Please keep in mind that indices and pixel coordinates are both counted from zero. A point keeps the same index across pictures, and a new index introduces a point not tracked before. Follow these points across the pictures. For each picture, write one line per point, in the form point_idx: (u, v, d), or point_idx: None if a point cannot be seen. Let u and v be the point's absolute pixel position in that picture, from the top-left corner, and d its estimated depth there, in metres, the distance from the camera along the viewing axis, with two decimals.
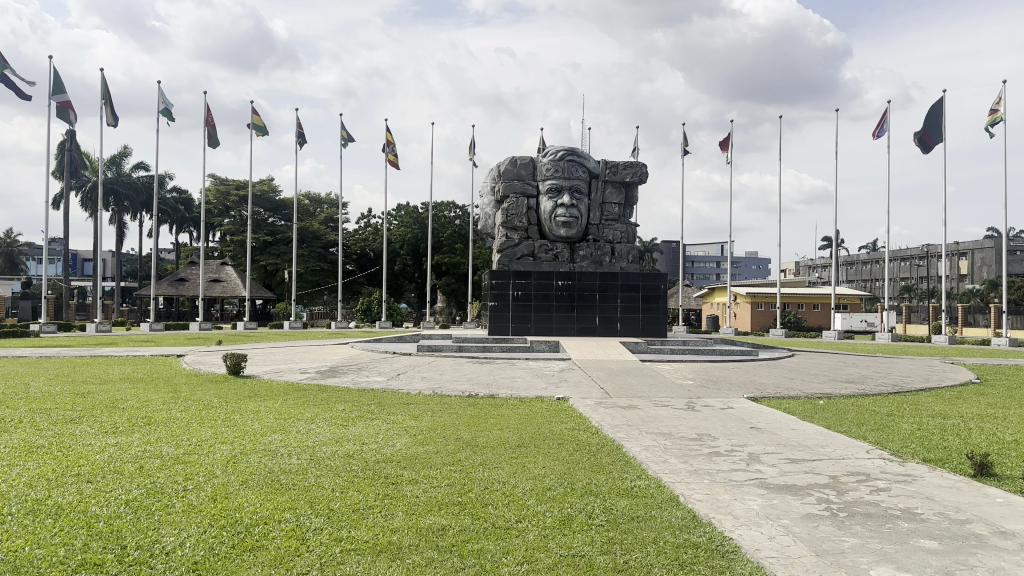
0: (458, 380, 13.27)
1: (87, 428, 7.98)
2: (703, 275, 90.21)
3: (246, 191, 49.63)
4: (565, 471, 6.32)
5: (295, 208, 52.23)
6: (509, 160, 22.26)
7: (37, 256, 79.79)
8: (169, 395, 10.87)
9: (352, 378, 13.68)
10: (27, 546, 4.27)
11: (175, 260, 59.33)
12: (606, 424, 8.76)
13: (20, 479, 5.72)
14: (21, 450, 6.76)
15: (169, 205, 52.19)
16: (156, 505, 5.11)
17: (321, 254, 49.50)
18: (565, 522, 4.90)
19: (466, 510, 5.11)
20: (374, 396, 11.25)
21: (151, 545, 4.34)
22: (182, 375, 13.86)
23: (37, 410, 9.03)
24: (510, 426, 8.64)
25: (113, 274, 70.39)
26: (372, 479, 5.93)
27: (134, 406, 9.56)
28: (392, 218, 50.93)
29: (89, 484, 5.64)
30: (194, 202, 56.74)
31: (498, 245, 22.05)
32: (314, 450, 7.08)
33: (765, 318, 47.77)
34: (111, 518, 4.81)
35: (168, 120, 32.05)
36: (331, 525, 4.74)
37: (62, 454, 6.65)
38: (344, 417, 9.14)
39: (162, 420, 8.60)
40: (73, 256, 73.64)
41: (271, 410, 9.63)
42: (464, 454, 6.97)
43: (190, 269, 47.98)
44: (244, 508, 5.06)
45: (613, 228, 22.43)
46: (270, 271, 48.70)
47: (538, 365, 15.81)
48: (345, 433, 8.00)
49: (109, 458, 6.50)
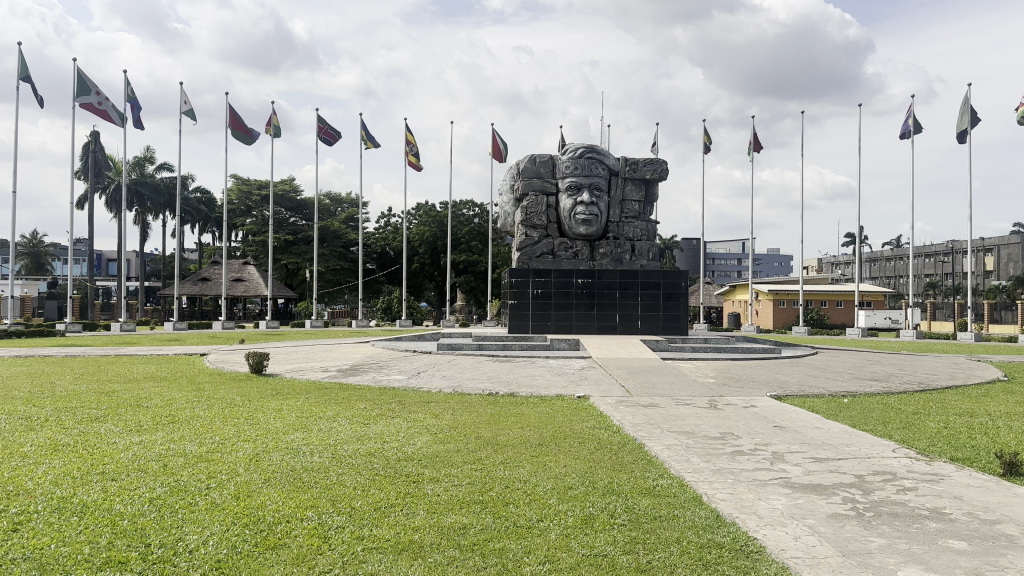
0: (477, 380, 13.21)
1: (112, 427, 8.04)
2: (723, 272, 89.67)
3: (267, 191, 50.11)
4: (587, 470, 6.27)
5: (315, 207, 52.49)
6: (529, 158, 22.18)
7: (62, 255, 80.92)
8: (192, 394, 10.86)
9: (373, 377, 13.68)
10: (53, 544, 4.32)
11: (197, 259, 59.82)
12: (628, 423, 8.69)
13: (46, 477, 5.79)
14: (47, 449, 6.84)
15: (192, 204, 52.62)
16: (180, 503, 5.15)
17: (342, 254, 49.65)
18: (586, 522, 4.87)
19: (487, 510, 5.09)
20: (396, 395, 11.23)
21: (175, 543, 4.36)
22: (204, 374, 13.93)
23: (62, 410, 9.09)
24: (532, 425, 8.58)
25: (137, 274, 71.23)
26: (393, 478, 5.94)
27: (157, 406, 9.59)
28: (412, 216, 51.11)
29: (114, 482, 5.70)
30: (217, 203, 57.29)
31: (518, 244, 22.02)
32: (336, 449, 7.09)
33: (788, 315, 47.20)
34: (135, 516, 4.84)
35: (193, 121, 32.28)
36: (353, 524, 4.75)
37: (87, 453, 6.71)
38: (364, 416, 9.11)
39: (186, 419, 8.65)
40: (98, 256, 74.65)
41: (292, 409, 9.66)
42: (484, 454, 6.91)
43: (213, 269, 48.43)
44: (267, 506, 5.09)
45: (634, 226, 22.29)
46: (292, 270, 49.09)
47: (558, 363, 15.75)
48: (366, 432, 7.99)
49: (133, 457, 6.55)
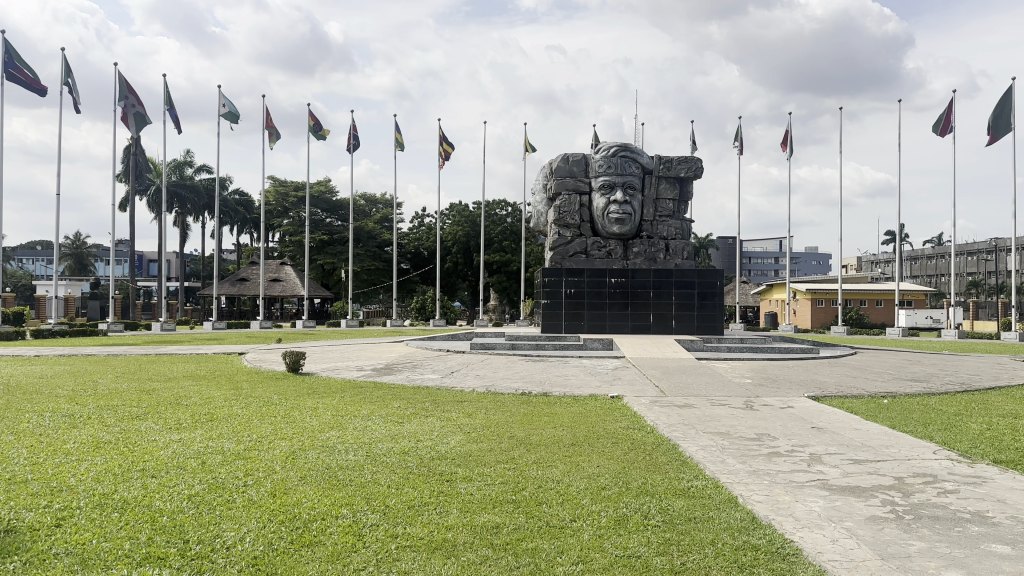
0: (511, 379, 13.19)
1: (153, 424, 8.24)
2: (760, 272, 88.55)
3: (304, 192, 50.82)
4: (620, 470, 6.26)
5: (351, 208, 53.08)
6: (562, 157, 22.12)
7: (105, 257, 83.02)
8: (231, 392, 11.08)
9: (406, 376, 13.75)
10: (95, 539, 4.42)
11: (236, 260, 60.88)
12: (662, 423, 8.65)
13: (88, 474, 5.94)
14: (90, 446, 7.02)
15: (230, 206, 53.54)
16: (218, 500, 5.24)
17: (376, 254, 50.05)
18: (619, 522, 4.85)
19: (519, 509, 5.10)
20: (430, 394, 11.32)
21: (212, 540, 4.43)
22: (242, 372, 14.11)
23: (104, 407, 9.34)
24: (564, 424, 8.59)
25: (178, 275, 72.86)
26: (427, 476, 5.98)
27: (197, 403, 9.79)
28: (445, 216, 51.38)
29: (154, 479, 5.82)
30: (255, 204, 58.24)
31: (550, 243, 21.99)
32: (370, 446, 7.18)
33: (826, 314, 46.38)
34: (174, 513, 4.93)
35: (232, 124, 32.84)
36: (387, 522, 4.79)
37: (128, 450, 6.87)
38: (398, 415, 9.16)
39: (224, 416, 8.83)
40: (139, 257, 76.50)
41: (328, 408, 9.75)
42: (517, 453, 6.93)
43: (251, 269, 49.23)
44: (302, 503, 5.15)
45: (668, 225, 22.11)
46: (328, 270, 49.74)
47: (591, 363, 15.71)
48: (400, 431, 8.02)
49: (173, 454, 6.69)
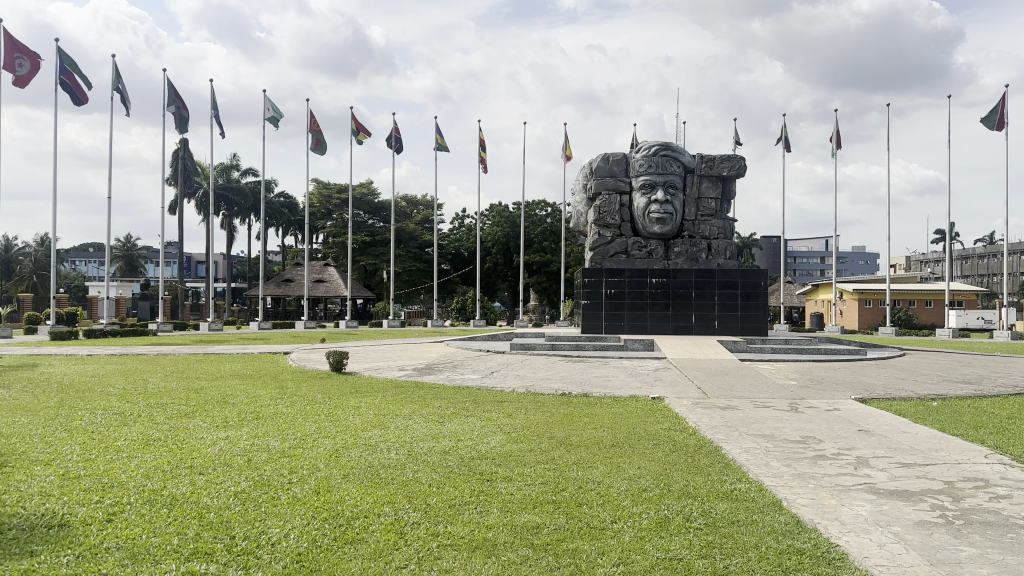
0: (552, 380, 13.18)
1: (200, 422, 8.42)
2: (805, 271, 86.81)
3: (347, 194, 51.46)
4: (661, 472, 6.21)
5: (393, 210, 53.59)
6: (602, 157, 22.00)
7: (155, 259, 85.27)
8: (276, 391, 11.29)
9: (448, 376, 13.83)
10: (144, 534, 4.54)
11: (281, 261, 61.95)
12: (704, 425, 8.56)
13: (139, 470, 6.09)
14: (140, 443, 7.20)
15: (275, 208, 54.47)
16: (264, 497, 5.34)
17: (417, 254, 50.44)
18: (661, 524, 4.82)
19: (560, 509, 5.10)
20: (470, 394, 11.37)
21: (258, 536, 4.52)
22: (286, 371, 14.33)
23: (154, 405, 9.57)
24: (605, 425, 8.55)
25: (225, 276, 74.43)
26: (467, 476, 6.01)
27: (243, 402, 9.99)
28: (486, 217, 51.55)
29: (202, 476, 5.96)
30: (299, 206, 59.16)
31: (590, 243, 21.92)
32: (412, 445, 7.24)
33: (873, 315, 45.35)
34: (221, 509, 5.04)
35: (275, 128, 33.35)
36: (428, 520, 4.82)
37: (176, 447, 7.03)
38: (438, 414, 9.22)
39: (269, 415, 8.98)
40: (188, 259, 78.35)
41: (370, 407, 9.87)
42: (557, 453, 6.92)
43: (295, 270, 50.04)
44: (346, 501, 5.22)
45: (710, 224, 21.87)
46: (370, 271, 50.31)
47: (632, 364, 15.62)
48: (441, 431, 8.07)
49: (220, 452, 6.82)
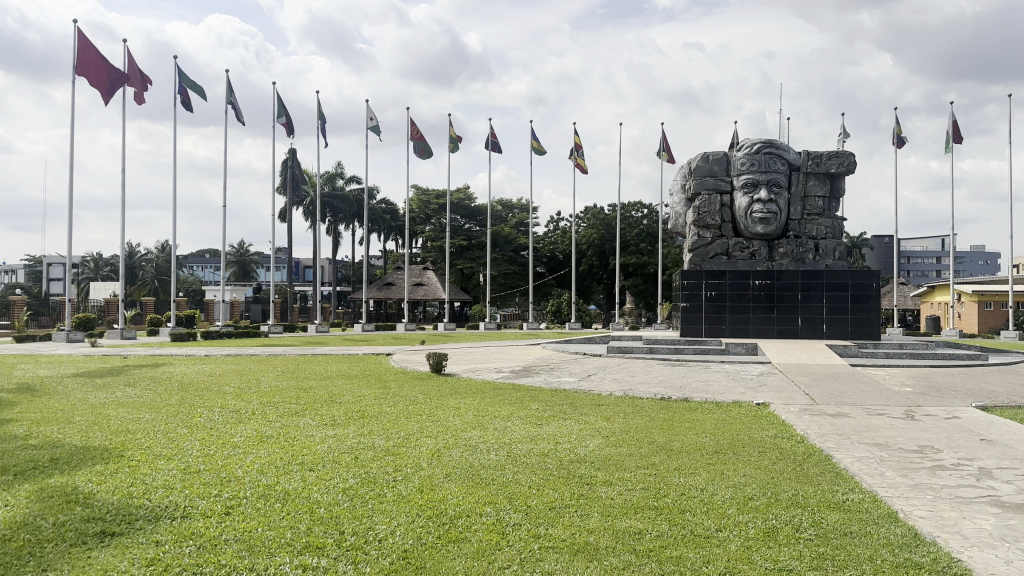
0: (651, 384, 12.97)
1: (310, 420, 8.77)
2: (919, 272, 82.18)
3: (444, 199, 52.47)
4: (767, 480, 6.01)
5: (489, 214, 54.26)
6: (701, 156, 21.54)
7: (266, 264, 89.58)
8: (379, 391, 11.62)
9: (545, 379, 13.85)
10: (260, 527, 4.75)
11: (382, 265, 63.79)
12: (812, 432, 8.22)
13: (254, 465, 6.40)
14: (255, 439, 7.57)
15: (376, 214, 56.13)
16: (370, 494, 5.50)
17: (513, 258, 50.85)
18: (768, 534, 4.66)
19: (662, 515, 5.02)
20: (568, 397, 11.35)
21: (366, 532, 4.66)
22: (390, 372, 14.72)
23: (267, 403, 10.04)
24: (708, 431, 8.35)
25: (330, 280, 77.34)
26: (567, 479, 5.99)
27: (349, 401, 10.32)
28: (581, 219, 51.46)
29: (312, 472, 6.19)
30: (399, 212, 60.77)
31: (690, 245, 21.51)
32: (511, 447, 7.30)
33: (996, 318, 42.43)
34: (330, 505, 5.23)
35: (377, 136, 34.35)
36: (530, 522, 4.84)
37: (288, 444, 7.35)
38: (537, 416, 9.25)
39: (374, 414, 9.24)
40: (296, 264, 81.88)
41: (471, 408, 10.01)
42: (658, 458, 6.81)
43: (395, 274, 51.42)
44: (449, 500, 5.31)
45: (817, 224, 21.03)
46: (467, 274, 51.10)
47: (734, 368, 15.19)
48: (540, 433, 8.08)
49: (328, 449, 7.08)
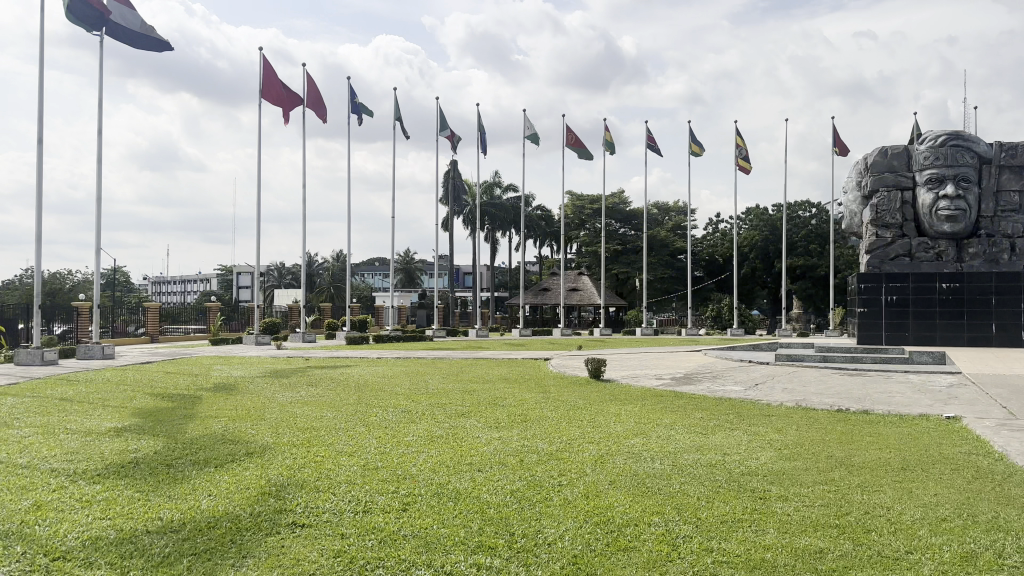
0: (824, 394, 12.23)
1: (476, 422, 9.02)
2: None
3: (600, 204, 52.35)
4: (964, 502, 5.47)
5: (645, 217, 53.50)
6: (878, 151, 20.08)
7: (429, 271, 93.47)
8: (541, 396, 11.74)
9: (708, 387, 13.42)
10: (435, 525, 4.94)
11: (539, 271, 64.66)
12: (1015, 450, 7.39)
13: (426, 464, 6.67)
14: (426, 439, 7.90)
15: (532, 221, 56.98)
16: (538, 497, 5.56)
17: (670, 262, 49.84)
18: (967, 559, 4.24)
19: (845, 534, 4.70)
20: (734, 406, 10.93)
21: (536, 535, 4.71)
22: (549, 378, 14.83)
23: (435, 405, 10.44)
24: (890, 446, 7.74)
25: (488, 286, 79.40)
26: (738, 491, 5.76)
27: (512, 405, 10.52)
28: (742, 221, 49.59)
29: (481, 473, 6.36)
30: (554, 218, 61.36)
31: (866, 246, 20.09)
32: (677, 456, 7.13)
33: None
34: (500, 506, 5.34)
35: (534, 144, 34.90)
36: (701, 534, 4.70)
37: (457, 445, 7.60)
38: (702, 426, 8.98)
39: (537, 418, 9.36)
40: (456, 271, 84.81)
41: (633, 415, 9.89)
42: (836, 473, 6.40)
43: (551, 279, 51.90)
44: (616, 507, 5.27)
45: (1015, 221, 18.98)
46: (623, 279, 50.69)
47: (918, 379, 13.99)
48: (706, 443, 7.84)
49: (494, 451, 7.25)
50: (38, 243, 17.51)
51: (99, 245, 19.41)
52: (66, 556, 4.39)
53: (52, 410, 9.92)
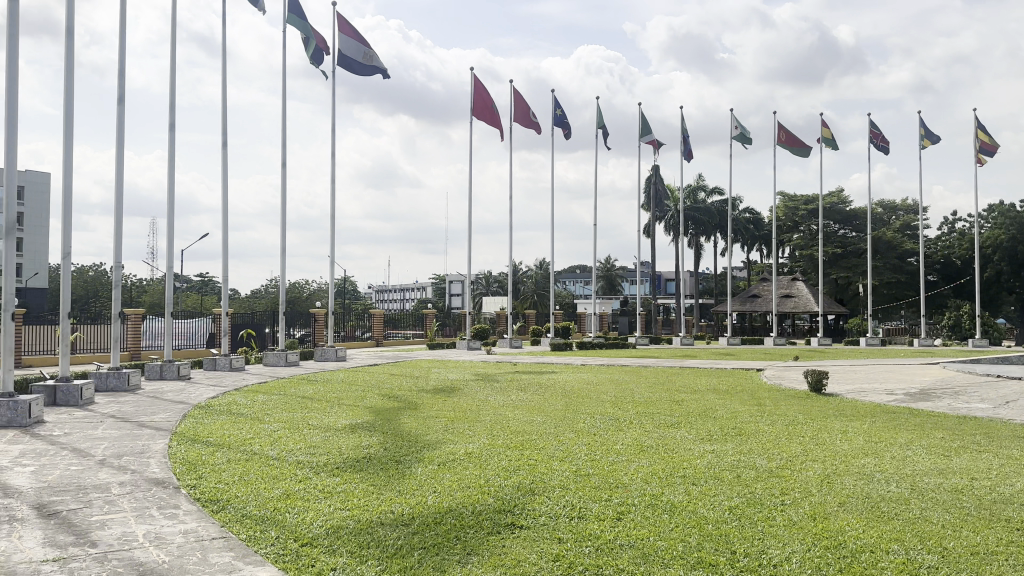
0: None
1: (688, 433, 8.79)
2: None
3: (815, 205, 49.19)
4: None
5: (868, 218, 49.42)
6: None
7: (632, 279, 92.88)
8: (755, 408, 11.20)
9: (948, 404, 12.07)
10: (651, 536, 4.88)
11: (748, 277, 61.98)
12: None
13: (638, 474, 6.61)
14: (636, 448, 7.84)
15: (740, 224, 54.77)
16: (758, 515, 5.30)
17: (897, 266, 45.64)
18: None
19: None
20: (980, 426, 9.74)
21: (759, 555, 4.50)
22: (763, 389, 14.14)
23: (644, 414, 10.32)
24: None
25: (694, 292, 77.31)
26: (992, 522, 5.12)
27: (725, 417, 10.13)
28: (985, 219, 44.34)
29: (695, 486, 6.19)
30: (764, 221, 58.55)
31: None
32: (914, 479, 6.47)
33: None
34: (718, 522, 5.16)
35: (744, 145, 33.54)
36: (950, 567, 4.22)
37: (669, 456, 7.46)
38: (943, 447, 8.09)
39: (752, 432, 8.94)
40: (660, 278, 83.55)
41: (860, 432, 9.13)
42: None
43: (762, 285, 49.47)
44: (847, 531, 4.89)
45: None
46: (842, 285, 47.21)
47: None
48: (949, 465, 7.05)
49: (708, 464, 7.02)
50: (284, 256, 19.62)
51: (332, 257, 21.38)
52: (312, 540, 4.84)
53: (297, 406, 11.06)
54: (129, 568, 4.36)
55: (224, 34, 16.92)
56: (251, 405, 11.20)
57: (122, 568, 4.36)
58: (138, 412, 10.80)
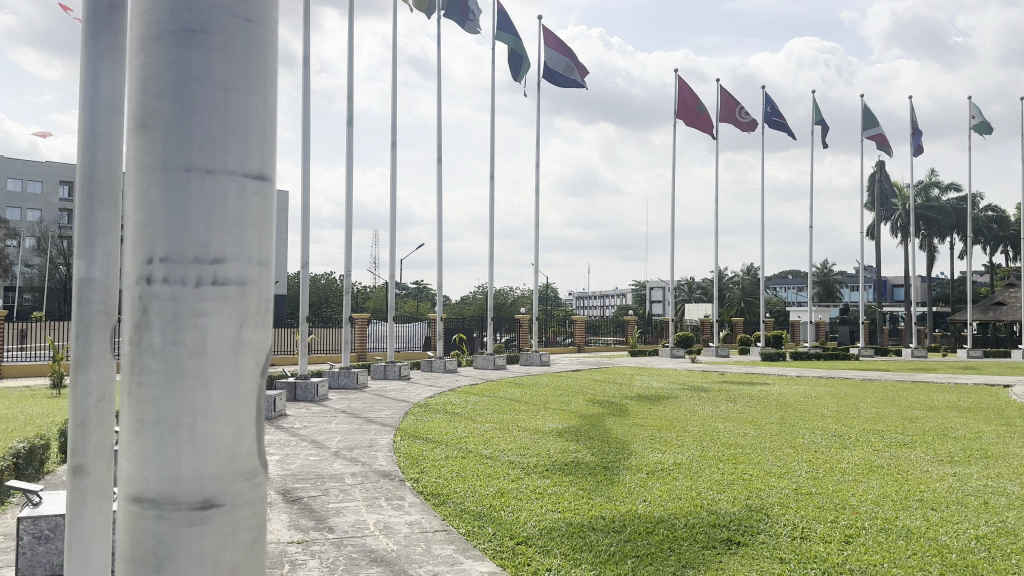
0: None
1: (923, 453, 7.97)
2: None
3: None
4: None
5: None
6: None
7: (851, 285, 86.30)
8: (1005, 429, 9.91)
9: None
10: (886, 563, 4.47)
11: (992, 283, 55.19)
12: None
13: (867, 495, 6.10)
14: (864, 467, 7.23)
15: (982, 224, 48.90)
16: (1015, 548, 4.68)
17: None
18: None
19: None
20: None
21: None
22: (1015, 408, 12.52)
23: (870, 431, 9.50)
24: None
25: (924, 300, 70.25)
26: None
27: (968, 438, 9.05)
28: None
29: (935, 511, 5.59)
30: (1011, 220, 51.85)
31: None
32: None
33: None
34: (965, 552, 4.63)
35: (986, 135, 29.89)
36: None
37: (902, 477, 6.80)
38: None
39: (1003, 454, 7.91)
40: (884, 284, 76.89)
41: None
42: None
43: (1008, 292, 43.69)
44: None
45: None
46: None
47: None
48: None
49: (950, 488, 6.31)
50: (492, 263, 20.41)
51: (536, 264, 21.93)
52: (527, 540, 4.96)
53: (507, 409, 11.45)
54: (363, 554, 4.73)
55: (437, 55, 17.98)
56: (464, 406, 11.77)
57: (356, 553, 4.74)
58: (365, 409, 11.75)
